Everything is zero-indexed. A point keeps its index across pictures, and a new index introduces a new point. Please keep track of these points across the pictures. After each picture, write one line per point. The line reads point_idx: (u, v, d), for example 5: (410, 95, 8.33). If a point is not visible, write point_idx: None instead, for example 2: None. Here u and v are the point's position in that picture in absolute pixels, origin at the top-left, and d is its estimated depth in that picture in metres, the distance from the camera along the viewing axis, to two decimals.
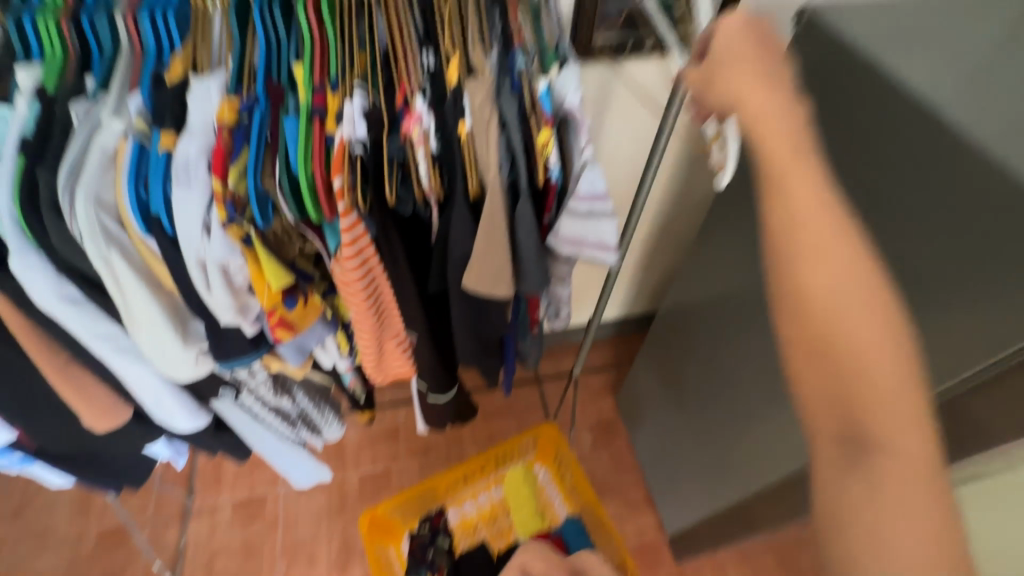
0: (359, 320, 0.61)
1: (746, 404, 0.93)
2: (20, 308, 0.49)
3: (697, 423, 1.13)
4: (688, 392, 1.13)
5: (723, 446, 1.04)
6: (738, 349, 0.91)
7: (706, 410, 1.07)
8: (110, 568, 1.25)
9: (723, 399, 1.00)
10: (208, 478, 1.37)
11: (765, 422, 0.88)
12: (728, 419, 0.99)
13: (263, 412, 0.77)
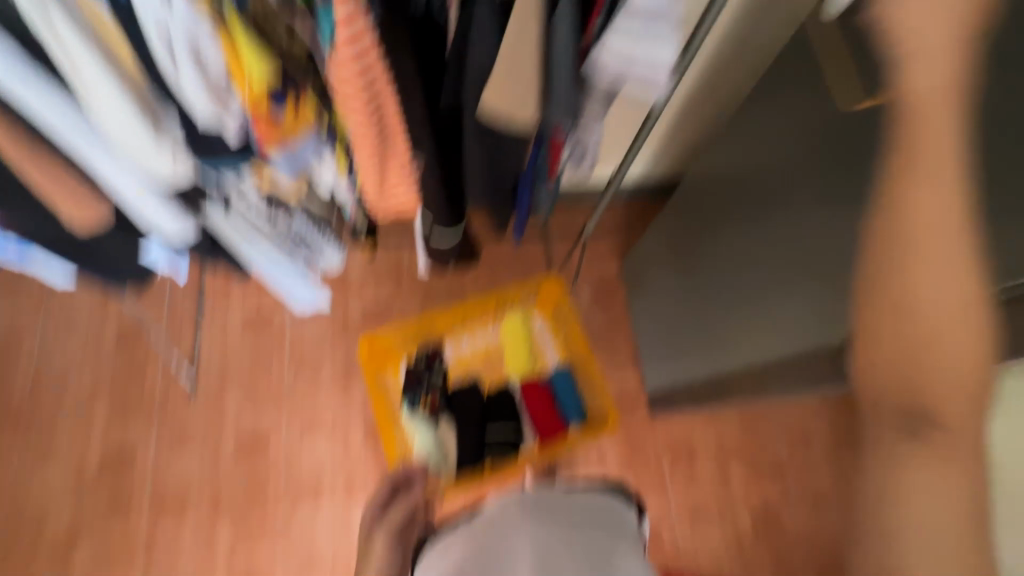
0: (356, 125, 0.56)
1: (746, 286, 0.91)
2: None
3: (695, 301, 1.13)
4: (695, 270, 1.11)
5: (711, 325, 1.05)
6: (758, 227, 0.87)
7: (706, 290, 1.07)
8: (133, 356, 1.61)
9: (727, 277, 0.98)
10: (216, 293, 1.66)
11: (758, 304, 0.87)
12: (723, 300, 0.99)
13: (256, 225, 0.76)
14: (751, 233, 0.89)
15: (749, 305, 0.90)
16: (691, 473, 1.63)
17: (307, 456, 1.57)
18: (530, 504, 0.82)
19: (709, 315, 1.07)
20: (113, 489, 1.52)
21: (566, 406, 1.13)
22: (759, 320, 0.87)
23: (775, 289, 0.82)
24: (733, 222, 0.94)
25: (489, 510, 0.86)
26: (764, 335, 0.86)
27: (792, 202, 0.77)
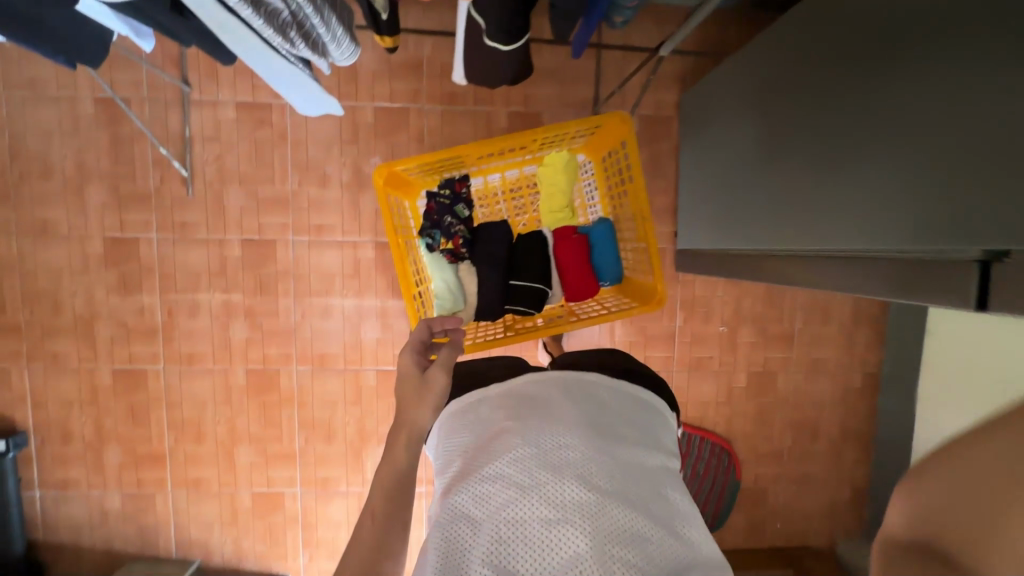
0: None
1: (840, 145, 0.81)
2: None
3: (770, 152, 1.01)
4: (779, 116, 0.97)
5: (782, 185, 0.97)
6: (885, 77, 0.71)
7: (788, 142, 0.95)
8: (118, 137, 1.45)
9: (816, 134, 0.87)
10: (202, 70, 1.43)
11: (847, 174, 0.79)
12: (807, 159, 0.89)
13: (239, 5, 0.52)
14: (869, 83, 0.74)
15: (837, 172, 0.82)
16: (701, 331, 1.62)
17: (317, 269, 1.52)
18: (555, 385, 0.72)
19: (785, 171, 0.96)
20: (120, 272, 1.49)
21: (603, 265, 1.00)
22: (841, 194, 0.81)
23: (880, 159, 0.73)
24: (832, 74, 0.83)
25: (499, 387, 0.74)
26: (843, 209, 0.80)
27: (891, 73, 0.70)
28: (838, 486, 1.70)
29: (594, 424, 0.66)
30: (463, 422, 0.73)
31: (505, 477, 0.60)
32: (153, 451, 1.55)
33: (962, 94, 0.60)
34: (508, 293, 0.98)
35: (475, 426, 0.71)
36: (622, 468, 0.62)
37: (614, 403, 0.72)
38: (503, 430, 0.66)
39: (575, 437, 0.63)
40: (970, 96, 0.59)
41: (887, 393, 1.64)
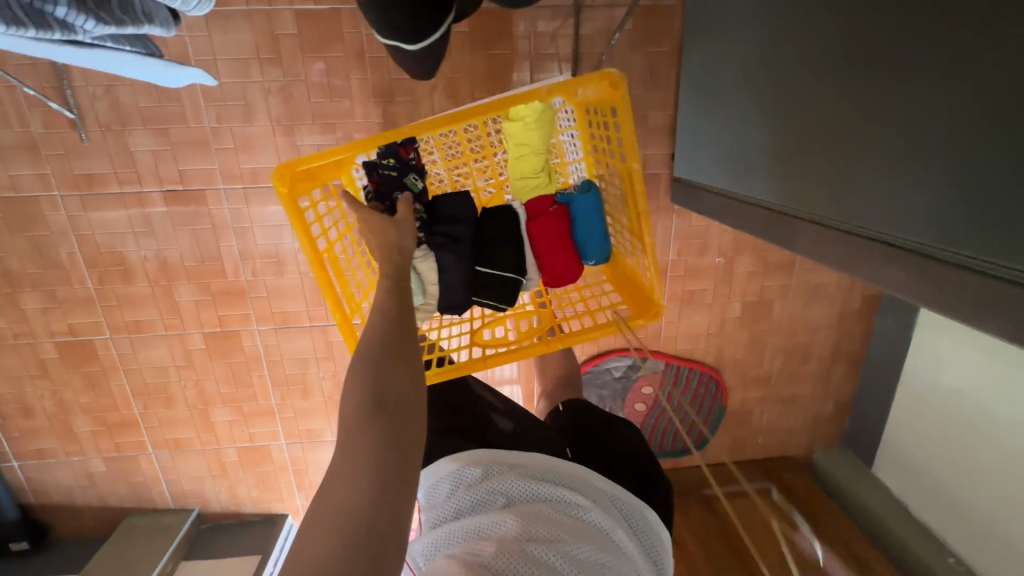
0: None
1: (919, 93, 0.59)
2: None
3: (811, 81, 0.78)
4: (836, 30, 0.72)
5: (821, 128, 0.76)
6: (940, 18, 0.56)
7: (845, 70, 0.71)
8: None
9: (886, 71, 0.64)
10: None
11: (923, 138, 0.59)
12: (866, 101, 0.67)
13: None
14: (935, 29, 0.57)
15: (907, 132, 0.61)
16: (696, 263, 1.49)
17: (260, 221, 1.31)
18: (600, 478, 0.75)
19: (826, 120, 0.75)
20: (29, 237, 1.28)
21: (587, 242, 0.83)
22: (910, 159, 0.61)
23: (985, 124, 0.52)
24: (840, 12, 0.71)
25: (537, 454, 0.77)
26: (893, 189, 0.64)
27: (907, 29, 0.60)
28: (822, 403, 1.71)
29: (622, 548, 0.68)
30: (488, 480, 0.73)
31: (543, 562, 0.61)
32: (123, 418, 1.49)
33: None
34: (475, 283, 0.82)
35: (506, 490, 0.71)
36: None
37: (639, 526, 0.73)
38: (542, 511, 0.68)
39: (610, 554, 0.65)
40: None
41: (884, 316, 1.57)
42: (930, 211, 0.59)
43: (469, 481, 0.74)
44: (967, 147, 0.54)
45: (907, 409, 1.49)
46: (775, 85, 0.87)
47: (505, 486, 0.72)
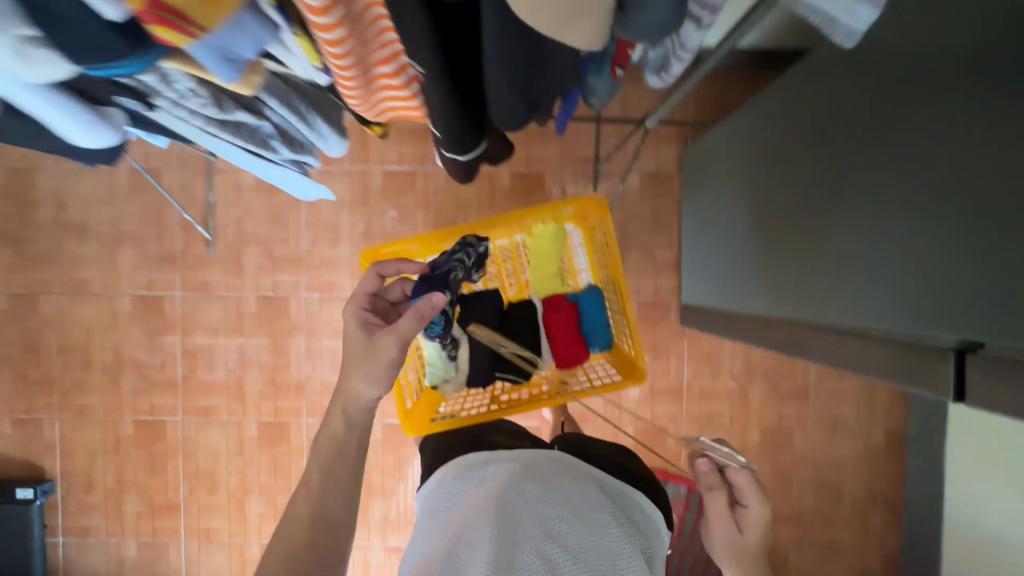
0: (327, 47, 0.39)
1: (824, 217, 0.78)
2: None
3: (777, 211, 0.95)
4: (794, 157, 0.88)
5: (793, 237, 0.89)
6: (858, 143, 0.70)
7: (785, 204, 0.92)
8: (150, 205, 1.56)
9: (829, 183, 0.77)
10: None
11: (863, 226, 0.69)
12: (801, 225, 0.86)
13: (204, 123, 0.57)
14: (855, 152, 0.71)
15: (851, 227, 0.72)
16: (709, 385, 1.58)
17: (328, 324, 1.57)
18: (585, 466, 0.76)
19: (794, 227, 0.88)
20: (146, 328, 1.58)
21: (592, 331, 1.02)
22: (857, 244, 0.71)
23: (859, 236, 0.70)
24: (794, 151, 0.88)
25: (526, 448, 0.78)
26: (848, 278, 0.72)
27: (837, 155, 0.75)
28: (865, 553, 1.59)
29: (594, 507, 0.67)
30: (472, 467, 0.75)
31: (508, 525, 0.60)
32: (168, 500, 1.60)
33: (944, 180, 0.56)
34: (498, 359, 1.00)
35: (485, 471, 0.72)
36: (610, 570, 0.60)
37: (625, 510, 0.72)
38: (522, 480, 0.69)
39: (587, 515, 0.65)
40: (952, 179, 0.55)
41: (913, 453, 1.54)
42: (872, 299, 0.67)
43: (457, 471, 0.76)
44: (894, 234, 0.63)
45: (954, 560, 1.37)
46: (761, 209, 1.02)
47: (487, 470, 0.73)
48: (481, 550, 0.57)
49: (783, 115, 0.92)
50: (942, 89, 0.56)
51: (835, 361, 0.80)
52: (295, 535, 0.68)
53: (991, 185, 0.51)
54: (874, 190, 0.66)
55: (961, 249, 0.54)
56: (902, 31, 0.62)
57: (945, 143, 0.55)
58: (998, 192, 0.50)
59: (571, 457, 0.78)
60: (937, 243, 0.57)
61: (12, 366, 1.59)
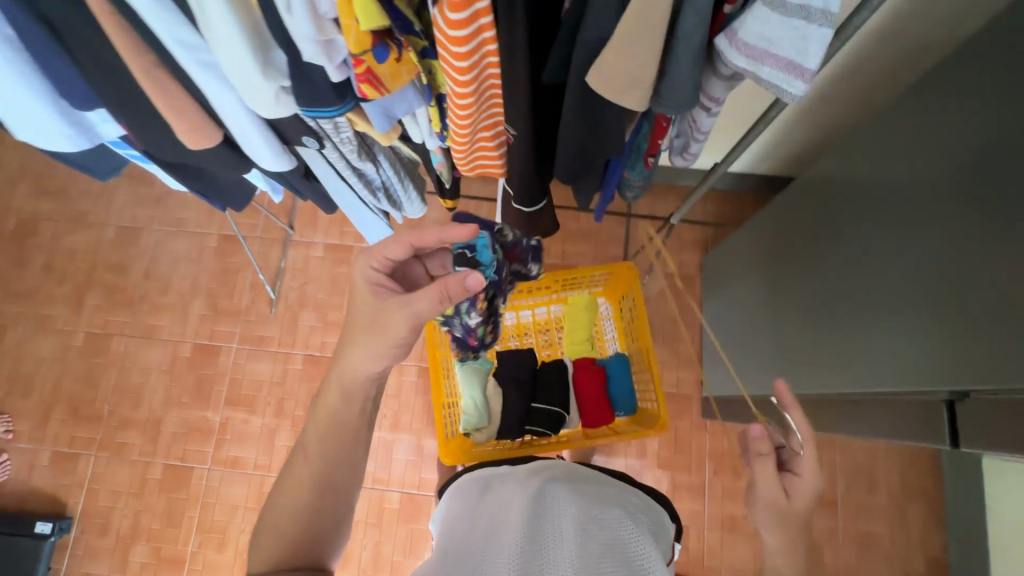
0: (456, 106, 0.56)
1: (837, 295, 0.89)
2: (113, 12, 0.52)
3: (793, 297, 1.06)
4: (809, 247, 1.01)
5: (811, 318, 0.97)
6: (865, 228, 0.83)
7: (801, 289, 1.02)
8: (229, 266, 1.77)
9: (842, 265, 0.89)
10: (306, 219, 1.76)
11: (875, 298, 0.79)
12: (817, 305, 0.96)
13: (345, 168, 0.77)
14: (864, 236, 0.83)
15: (865, 300, 0.81)
16: (734, 487, 1.52)
17: None
18: (580, 468, 0.86)
19: (810, 308, 0.98)
20: (198, 375, 1.71)
21: (618, 396, 1.10)
22: (871, 311, 0.80)
23: (869, 311, 0.80)
24: (809, 243, 1.01)
25: (533, 461, 0.90)
26: (863, 346, 0.80)
27: (848, 240, 0.87)
28: None
29: (583, 491, 0.77)
30: (489, 481, 0.86)
31: (514, 512, 0.71)
32: (176, 553, 1.59)
33: (938, 257, 0.68)
34: (528, 415, 1.08)
35: (501, 482, 0.84)
36: (595, 529, 0.69)
37: (619, 496, 0.81)
38: (523, 480, 0.81)
39: (575, 494, 0.75)
40: (944, 264, 0.66)
41: None
42: (886, 364, 0.74)
43: (476, 480, 0.89)
44: (906, 302, 0.72)
45: None
46: (778, 297, 1.12)
47: (504, 480, 0.85)
48: (500, 531, 0.69)
49: (799, 215, 1.06)
50: (934, 185, 0.70)
51: (861, 431, 0.83)
52: (298, 498, 0.70)
53: (976, 265, 0.62)
54: (888, 267, 0.77)
55: (959, 307, 0.63)
56: (902, 152, 0.78)
57: (945, 222, 0.67)
58: (982, 271, 0.61)
59: (568, 461, 0.88)
60: (940, 304, 0.66)
61: (69, 400, 1.71)
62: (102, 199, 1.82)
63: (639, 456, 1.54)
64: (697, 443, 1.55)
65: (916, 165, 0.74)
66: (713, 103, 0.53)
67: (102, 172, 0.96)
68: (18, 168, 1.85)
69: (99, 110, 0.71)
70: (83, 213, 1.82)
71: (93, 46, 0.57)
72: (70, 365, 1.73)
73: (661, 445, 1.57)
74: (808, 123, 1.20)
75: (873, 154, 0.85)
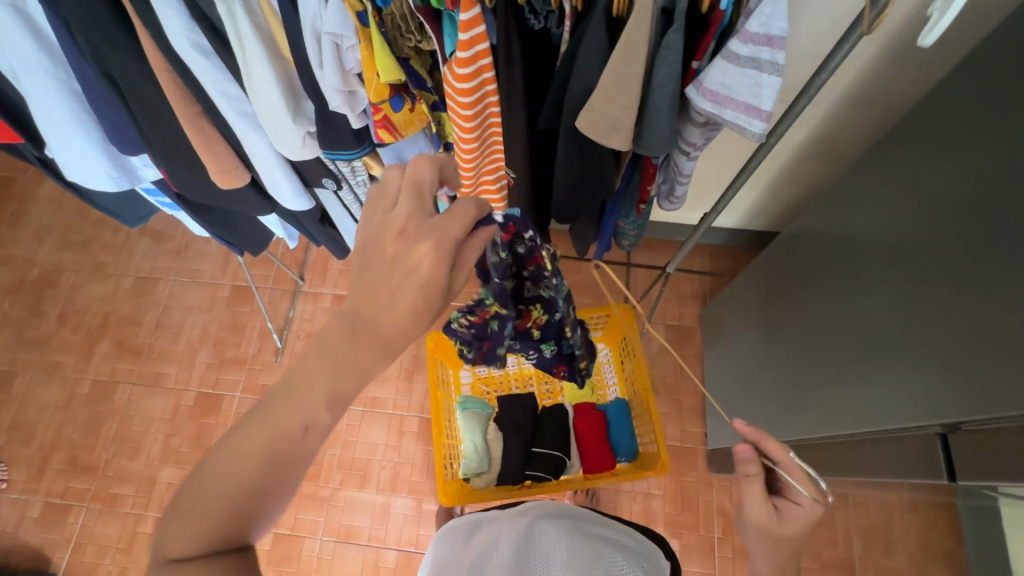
0: (462, 156, 0.63)
1: (829, 335, 0.92)
2: (167, 70, 0.61)
3: (788, 339, 1.08)
4: (800, 294, 1.04)
5: (806, 359, 0.99)
6: (851, 269, 0.88)
7: (796, 333, 1.04)
8: (239, 315, 1.81)
9: (832, 308, 0.92)
10: (316, 271, 1.83)
11: (867, 336, 0.81)
12: (810, 347, 0.98)
13: (359, 211, 0.85)
14: (851, 276, 0.87)
15: (856, 340, 0.84)
16: (743, 548, 1.45)
17: (363, 442, 1.57)
18: (572, 507, 0.87)
19: (804, 350, 1.00)
20: (199, 425, 1.70)
21: (619, 440, 1.10)
22: (860, 350, 0.82)
23: (860, 349, 0.82)
24: (801, 288, 1.05)
25: (526, 501, 0.91)
26: (857, 384, 0.82)
27: (836, 284, 0.91)
28: None
29: (574, 527, 0.79)
30: (478, 522, 0.88)
31: (505, 553, 0.73)
32: None
33: (918, 292, 0.71)
34: (528, 459, 1.08)
35: (493, 521, 0.85)
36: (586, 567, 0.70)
37: (611, 533, 0.82)
38: (515, 519, 0.82)
39: (566, 531, 0.77)
40: (923, 297, 0.70)
41: None
42: (880, 399, 0.75)
43: (467, 521, 0.90)
44: (893, 338, 0.75)
45: None
46: (774, 343, 1.14)
47: (495, 521, 0.86)
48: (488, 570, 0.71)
49: (790, 262, 1.11)
50: (912, 228, 0.75)
51: (847, 470, 0.83)
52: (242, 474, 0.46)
53: (950, 298, 0.65)
54: (873, 305, 0.80)
55: (939, 337, 0.66)
56: (879, 201, 0.84)
57: (919, 261, 0.72)
58: (955, 303, 0.64)
59: (562, 501, 0.89)
60: (923, 337, 0.69)
61: (68, 448, 1.70)
62: (124, 252, 1.91)
63: (644, 512, 1.49)
64: (704, 499, 1.50)
65: (894, 210, 0.80)
66: (691, 147, 0.60)
67: (134, 219, 1.04)
68: (48, 223, 1.96)
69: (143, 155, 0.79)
70: (103, 265, 1.90)
71: (148, 99, 0.65)
72: (73, 412, 1.74)
73: (667, 502, 1.52)
74: (793, 178, 1.28)
75: (856, 202, 0.91)
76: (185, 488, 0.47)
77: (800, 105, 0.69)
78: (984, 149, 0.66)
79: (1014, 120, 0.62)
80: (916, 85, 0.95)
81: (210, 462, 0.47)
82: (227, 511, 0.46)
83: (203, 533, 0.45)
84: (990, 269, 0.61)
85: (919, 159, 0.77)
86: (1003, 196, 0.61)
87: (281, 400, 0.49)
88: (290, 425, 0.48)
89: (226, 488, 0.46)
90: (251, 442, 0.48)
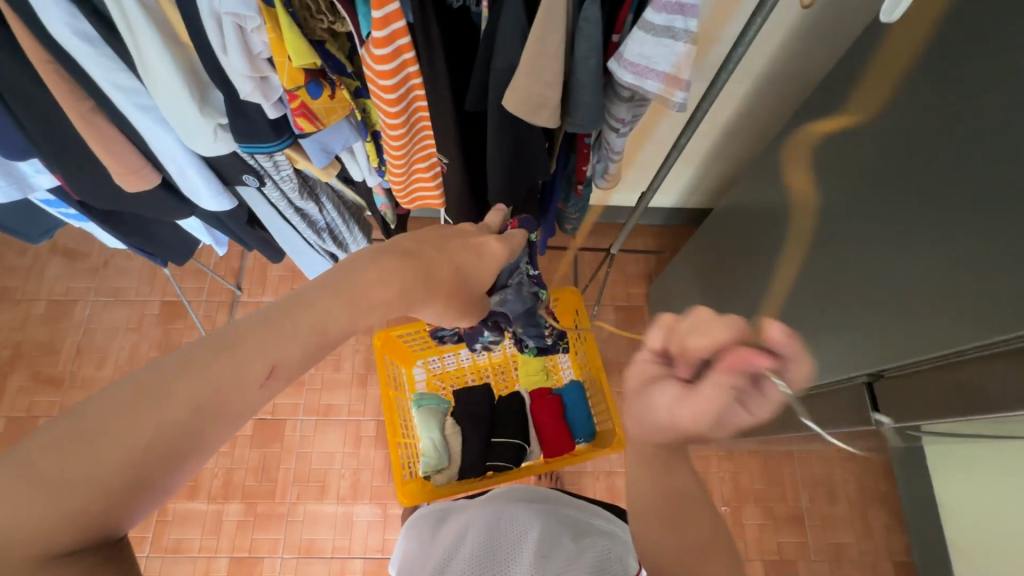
0: (389, 146, 0.61)
1: (764, 299, 0.96)
2: (48, 61, 0.55)
3: (728, 308, 1.12)
4: (736, 262, 1.09)
5: None
6: (778, 235, 0.93)
7: (735, 302, 1.09)
8: (172, 332, 1.70)
9: (766, 273, 0.96)
10: (254, 279, 1.73)
11: (796, 297, 0.86)
12: (748, 313, 1.03)
13: (289, 209, 0.81)
14: (779, 242, 0.92)
15: (787, 302, 0.88)
16: None
17: (319, 452, 1.51)
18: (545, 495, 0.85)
19: (743, 317, 1.05)
20: None
21: (576, 422, 1.11)
22: (790, 310, 0.87)
23: (791, 312, 0.87)
24: (736, 258, 1.09)
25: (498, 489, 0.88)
26: None
27: (767, 250, 0.96)
28: None
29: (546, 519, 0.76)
30: (445, 512, 0.86)
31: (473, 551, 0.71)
32: None
33: (836, 251, 0.76)
34: (488, 450, 1.08)
35: (460, 513, 0.83)
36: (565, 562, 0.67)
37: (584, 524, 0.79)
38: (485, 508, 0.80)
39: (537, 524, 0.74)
40: (841, 254, 0.74)
41: None
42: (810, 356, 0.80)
43: (438, 511, 0.87)
44: (818, 296, 0.79)
45: None
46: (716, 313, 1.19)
47: (461, 512, 0.84)
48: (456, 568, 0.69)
49: (725, 234, 1.15)
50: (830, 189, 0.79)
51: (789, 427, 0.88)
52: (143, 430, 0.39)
53: (865, 253, 0.70)
54: (799, 267, 0.85)
55: (859, 292, 0.70)
56: (800, 168, 0.89)
57: (838, 221, 0.76)
58: (868, 259, 0.69)
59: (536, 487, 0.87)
60: (844, 293, 0.73)
61: None
62: (32, 274, 1.74)
63: (606, 489, 1.52)
64: None
65: (813, 177, 0.84)
66: (619, 122, 0.61)
67: (35, 235, 0.95)
68: None
69: (33, 160, 0.71)
70: (10, 290, 1.73)
71: (32, 96, 0.59)
72: None
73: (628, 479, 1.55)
74: (723, 154, 1.33)
75: (781, 169, 0.96)
76: (66, 424, 0.38)
77: (720, 79, 0.72)
78: (884, 112, 0.71)
79: (906, 86, 0.67)
80: (827, 56, 1.01)
81: (117, 401, 0.39)
82: (111, 478, 0.37)
83: (77, 508, 0.36)
84: (897, 223, 0.65)
85: (834, 124, 0.82)
86: (901, 157, 0.66)
87: (247, 337, 0.44)
88: (255, 365, 0.43)
89: (137, 446, 0.38)
90: (190, 386, 0.41)
